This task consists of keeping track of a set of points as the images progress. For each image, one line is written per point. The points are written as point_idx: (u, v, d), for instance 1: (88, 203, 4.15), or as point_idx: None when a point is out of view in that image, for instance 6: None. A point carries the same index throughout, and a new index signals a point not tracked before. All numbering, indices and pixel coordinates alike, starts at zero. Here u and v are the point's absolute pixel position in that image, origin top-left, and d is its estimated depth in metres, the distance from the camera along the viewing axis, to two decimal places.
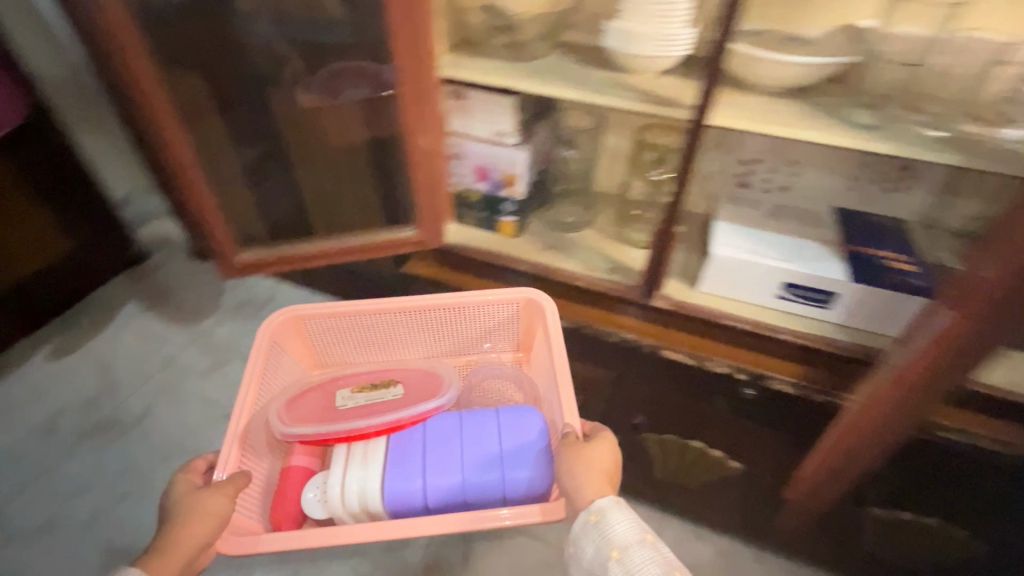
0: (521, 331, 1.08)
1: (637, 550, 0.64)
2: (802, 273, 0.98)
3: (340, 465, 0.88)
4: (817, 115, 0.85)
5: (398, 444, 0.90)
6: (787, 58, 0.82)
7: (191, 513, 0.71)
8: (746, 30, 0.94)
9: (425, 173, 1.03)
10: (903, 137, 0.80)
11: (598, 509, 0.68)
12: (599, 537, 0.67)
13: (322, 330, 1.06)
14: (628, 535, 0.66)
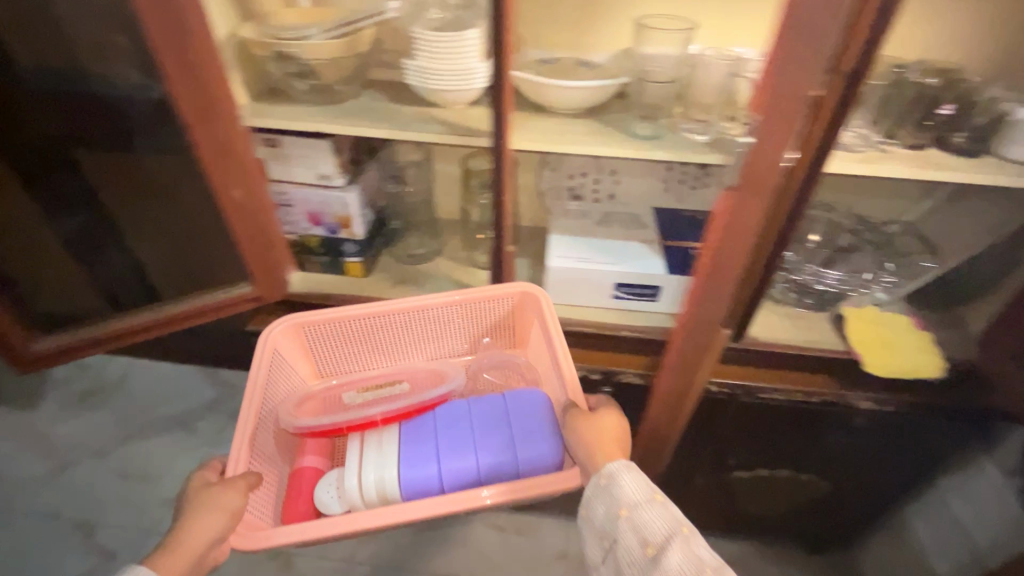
0: (516, 326, 1.09)
1: (646, 509, 0.68)
2: (627, 272, 1.07)
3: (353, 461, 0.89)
4: (605, 131, 0.94)
5: (409, 432, 0.92)
6: (570, 83, 0.92)
7: (208, 510, 0.73)
8: (542, 58, 1.04)
9: (243, 225, 0.99)
10: (677, 143, 0.91)
11: (608, 472, 0.72)
12: (611, 498, 0.70)
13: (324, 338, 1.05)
14: (637, 493, 0.69)
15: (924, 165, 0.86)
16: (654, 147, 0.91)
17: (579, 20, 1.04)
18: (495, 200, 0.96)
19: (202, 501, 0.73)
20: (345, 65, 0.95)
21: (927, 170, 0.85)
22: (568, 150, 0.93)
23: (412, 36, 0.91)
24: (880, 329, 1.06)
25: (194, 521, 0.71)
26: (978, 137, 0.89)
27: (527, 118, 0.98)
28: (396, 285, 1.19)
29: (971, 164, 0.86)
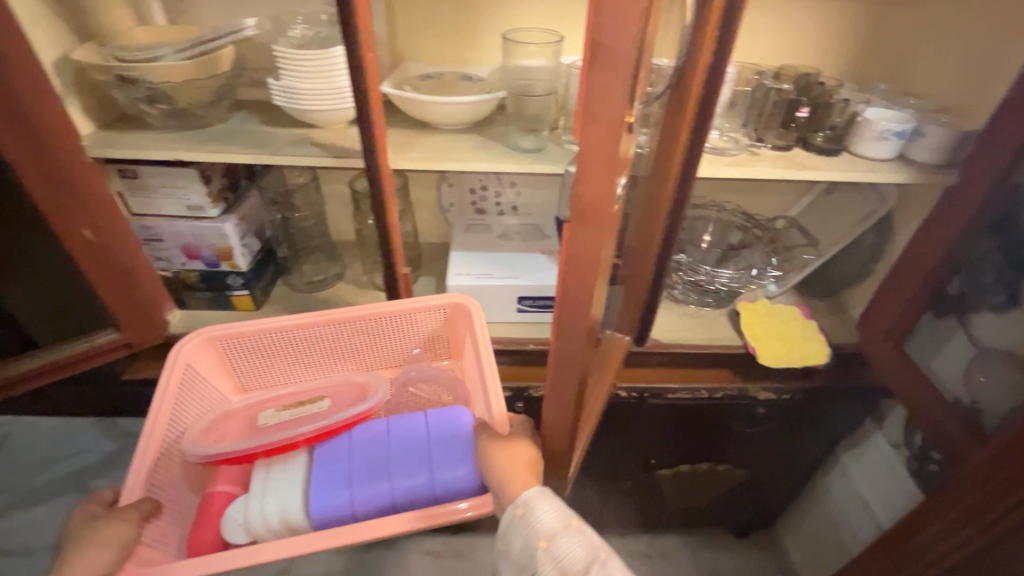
0: (450, 336, 1.03)
1: (562, 537, 0.63)
2: (528, 285, 1.06)
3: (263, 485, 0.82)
4: (487, 146, 0.92)
5: (325, 454, 0.85)
6: (445, 100, 0.89)
7: (91, 544, 0.67)
8: (419, 75, 1.01)
9: (92, 263, 0.88)
10: (559, 155, 0.91)
11: (526, 501, 0.65)
12: (528, 531, 0.64)
13: (245, 351, 0.97)
14: (555, 522, 0.64)
15: (789, 165, 0.90)
16: (536, 160, 0.90)
17: (459, 34, 1.03)
18: (380, 223, 0.91)
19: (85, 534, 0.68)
20: (205, 87, 0.88)
21: (791, 169, 0.89)
22: (446, 168, 0.89)
23: (274, 54, 0.86)
24: (772, 323, 1.10)
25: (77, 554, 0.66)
26: (834, 136, 0.95)
27: (409, 136, 0.95)
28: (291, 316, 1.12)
29: (830, 161, 0.91)
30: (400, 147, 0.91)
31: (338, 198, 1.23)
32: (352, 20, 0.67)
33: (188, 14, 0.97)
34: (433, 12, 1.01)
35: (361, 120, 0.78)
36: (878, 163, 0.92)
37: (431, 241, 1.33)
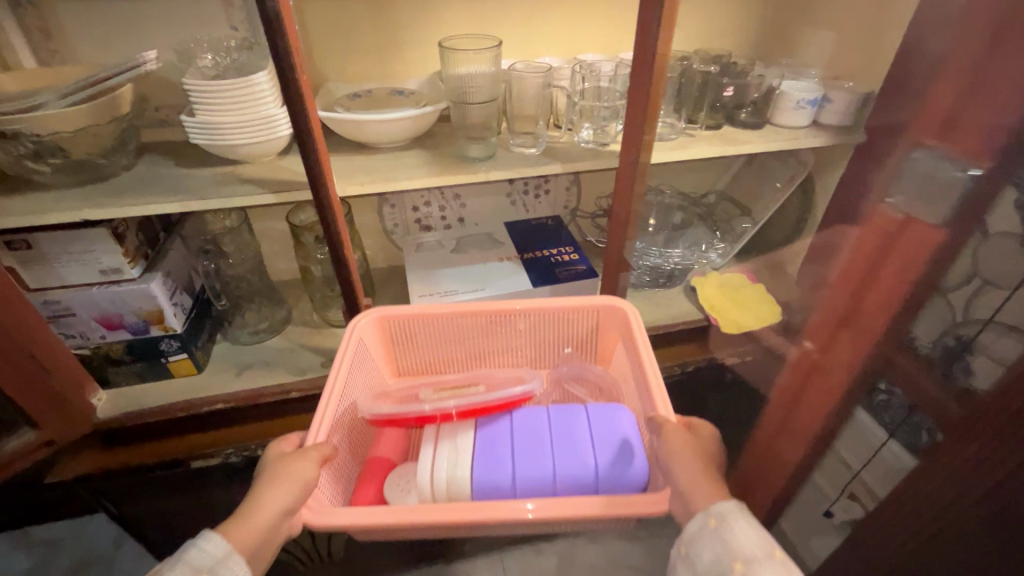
0: (602, 339, 0.98)
1: (763, 566, 0.55)
2: (496, 295, 1.03)
3: (430, 457, 0.80)
4: (436, 160, 0.89)
5: (491, 430, 0.82)
6: (387, 118, 0.85)
7: (275, 476, 0.67)
8: (349, 96, 0.95)
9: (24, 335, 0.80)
10: (513, 159, 0.90)
11: (722, 513, 0.59)
12: (723, 549, 0.58)
13: (409, 335, 0.99)
14: (757, 549, 0.57)
15: (726, 141, 0.95)
16: (492, 168, 0.88)
17: (383, 49, 0.98)
18: (335, 255, 0.85)
19: (270, 468, 0.68)
20: (106, 134, 0.77)
21: (728, 145, 0.94)
22: (399, 189, 0.85)
23: (185, 87, 0.77)
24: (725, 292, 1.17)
25: (263, 486, 0.66)
26: (758, 110, 1.01)
27: (349, 160, 0.89)
28: (242, 372, 1.02)
29: (758, 135, 0.98)
30: (343, 172, 0.85)
31: (274, 236, 1.13)
32: (283, 42, 0.62)
33: (64, 51, 0.85)
34: (352, 28, 0.95)
35: (303, 148, 0.71)
36: (798, 130, 0.99)
37: (378, 266, 1.27)
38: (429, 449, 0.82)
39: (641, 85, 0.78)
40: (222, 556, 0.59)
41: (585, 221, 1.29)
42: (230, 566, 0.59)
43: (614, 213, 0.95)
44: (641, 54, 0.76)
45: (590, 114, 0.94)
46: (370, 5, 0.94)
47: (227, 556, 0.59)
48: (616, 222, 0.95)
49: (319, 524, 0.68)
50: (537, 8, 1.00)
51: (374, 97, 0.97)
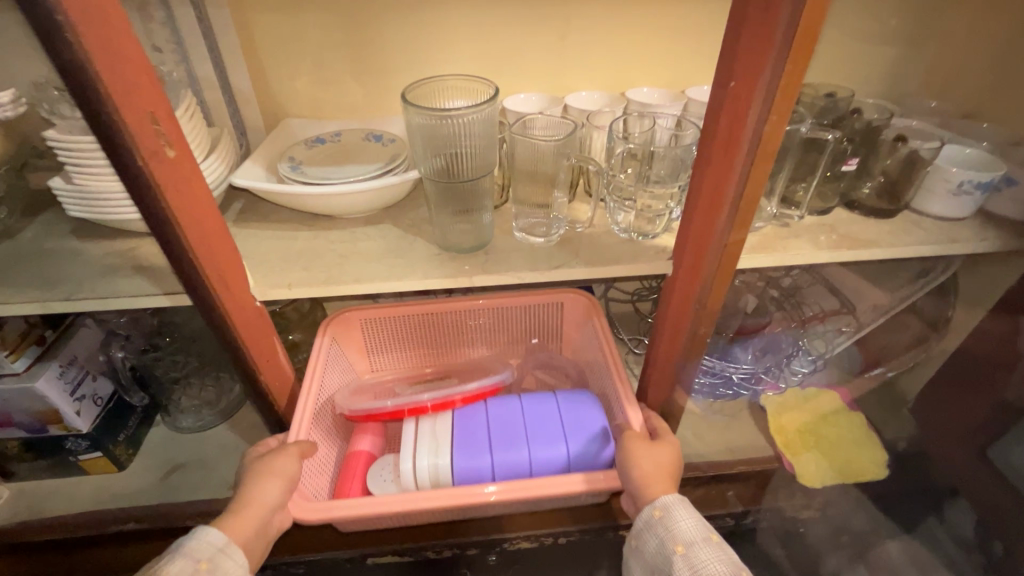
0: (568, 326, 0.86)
1: (702, 550, 0.49)
2: None
3: (409, 442, 0.69)
4: (405, 245, 0.63)
5: (467, 415, 0.72)
6: (341, 193, 0.61)
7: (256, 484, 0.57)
8: (305, 143, 0.71)
9: None
10: (511, 252, 0.62)
11: (666, 502, 0.53)
12: (666, 536, 0.51)
13: (383, 333, 0.84)
14: (697, 530, 0.51)
15: (840, 239, 0.63)
16: (481, 266, 0.60)
17: (361, 80, 0.73)
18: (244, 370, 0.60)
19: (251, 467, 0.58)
20: None
21: (844, 247, 0.62)
22: (342, 293, 0.59)
23: (48, 142, 0.54)
24: (807, 419, 0.86)
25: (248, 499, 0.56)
26: (890, 188, 0.68)
27: (288, 240, 0.64)
28: (169, 476, 0.82)
29: (888, 229, 0.65)
30: (269, 261, 0.61)
31: None
32: (106, 111, 0.37)
33: None
34: (317, 53, 0.71)
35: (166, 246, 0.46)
36: (953, 224, 0.65)
37: None
38: (407, 434, 0.70)
39: (722, 228, 0.45)
40: (216, 546, 0.51)
41: (621, 307, 0.96)
42: (229, 554, 0.50)
43: (650, 359, 0.63)
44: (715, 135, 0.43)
45: (635, 185, 0.63)
46: (338, 21, 0.68)
47: (226, 544, 0.51)
48: (653, 371, 0.63)
49: (305, 518, 0.58)
50: (572, 28, 0.71)
51: (342, 145, 0.72)
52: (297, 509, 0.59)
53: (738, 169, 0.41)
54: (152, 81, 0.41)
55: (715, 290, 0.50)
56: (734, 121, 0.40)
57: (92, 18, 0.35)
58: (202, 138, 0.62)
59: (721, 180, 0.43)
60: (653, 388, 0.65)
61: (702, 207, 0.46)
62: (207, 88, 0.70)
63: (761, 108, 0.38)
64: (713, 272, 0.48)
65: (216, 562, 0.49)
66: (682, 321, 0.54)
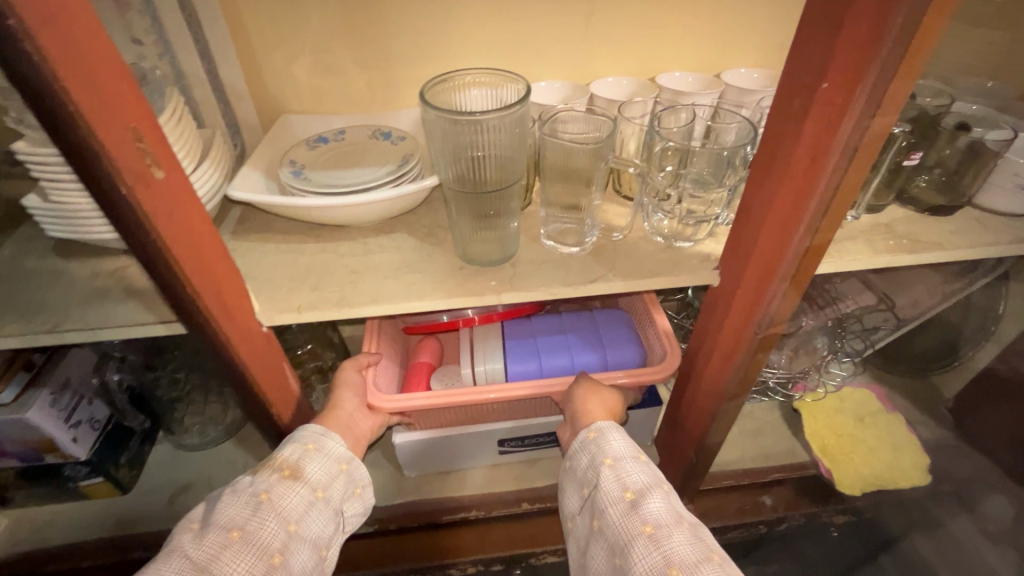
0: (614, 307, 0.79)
1: (631, 463, 0.52)
2: (509, 425, 0.73)
3: (468, 347, 0.69)
4: (424, 257, 0.58)
5: (516, 324, 0.71)
6: (350, 203, 0.55)
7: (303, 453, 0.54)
8: (308, 142, 0.65)
9: None
10: (540, 264, 0.56)
11: (601, 425, 0.55)
12: (596, 450, 0.54)
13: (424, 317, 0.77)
14: (626, 447, 0.53)
15: (898, 242, 0.58)
16: (509, 281, 0.55)
17: (366, 70, 0.66)
18: (249, 400, 0.55)
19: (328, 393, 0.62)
20: None
21: (904, 250, 0.57)
22: (358, 314, 0.54)
23: (17, 157, 0.47)
24: (841, 421, 0.82)
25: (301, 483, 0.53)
26: (947, 182, 0.62)
27: (294, 255, 0.58)
28: (177, 498, 0.78)
29: (949, 228, 0.59)
30: (275, 280, 0.55)
31: None
32: (79, 132, 0.31)
33: None
34: (317, 42, 0.63)
35: (161, 274, 0.41)
36: (1020, 221, 0.60)
37: None
38: (465, 338, 0.71)
39: (796, 250, 0.40)
40: (317, 433, 0.55)
41: None
42: (330, 436, 0.55)
43: (696, 375, 0.59)
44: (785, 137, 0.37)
45: (673, 186, 0.58)
46: (337, 6, 0.61)
47: (324, 429, 0.55)
48: (699, 387, 0.58)
49: (387, 407, 0.63)
50: (599, 8, 0.64)
51: (347, 145, 0.65)
52: (379, 400, 0.63)
53: (820, 188, 0.36)
54: (132, 91, 0.34)
55: (780, 309, 0.45)
56: (819, 135, 0.34)
57: (57, 24, 0.29)
58: (193, 144, 0.55)
59: (797, 199, 0.37)
60: (697, 405, 0.60)
61: (770, 225, 0.41)
62: (195, 84, 0.62)
63: (859, 119, 0.32)
64: (780, 293, 0.43)
65: (321, 442, 0.54)
66: (737, 343, 0.49)
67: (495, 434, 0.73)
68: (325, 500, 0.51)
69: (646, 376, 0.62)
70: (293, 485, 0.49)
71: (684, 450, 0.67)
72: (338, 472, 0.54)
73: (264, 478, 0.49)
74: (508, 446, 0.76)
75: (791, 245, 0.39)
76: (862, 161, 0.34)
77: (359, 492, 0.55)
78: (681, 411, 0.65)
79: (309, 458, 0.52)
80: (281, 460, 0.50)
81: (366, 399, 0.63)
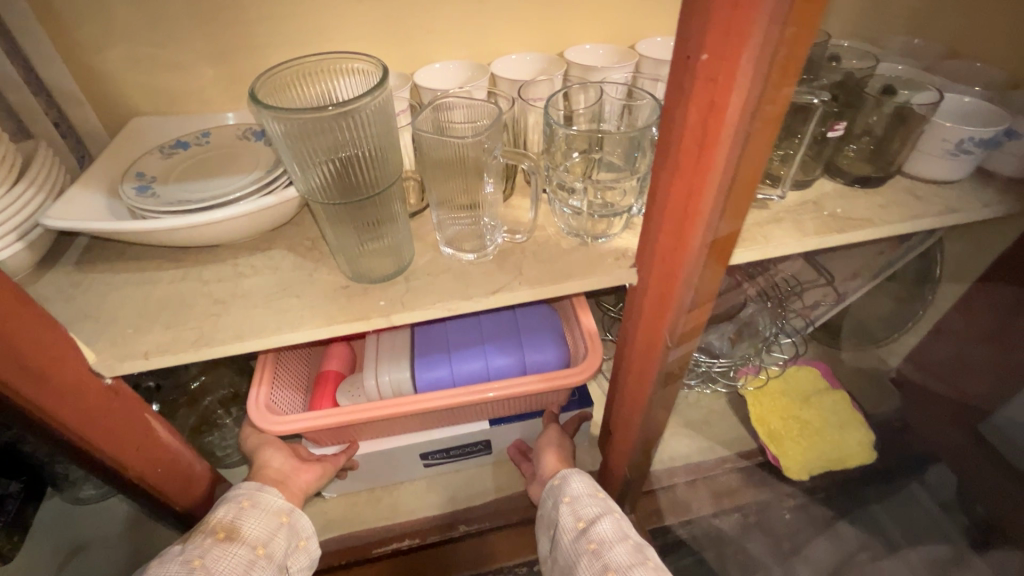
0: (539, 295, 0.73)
1: (590, 500, 0.54)
2: (427, 440, 0.67)
3: (373, 357, 0.63)
4: (303, 277, 0.50)
5: (428, 330, 0.64)
6: (198, 224, 0.46)
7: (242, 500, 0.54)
8: (163, 148, 0.55)
9: None
10: (436, 277, 0.49)
11: (563, 471, 0.58)
12: (558, 492, 0.56)
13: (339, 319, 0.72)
14: (585, 486, 0.56)
15: (827, 220, 0.53)
16: (399, 300, 0.47)
17: (228, 59, 0.56)
18: (96, 467, 0.46)
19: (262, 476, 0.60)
20: None
21: (834, 230, 0.52)
22: (226, 354, 0.45)
23: None
24: (784, 402, 0.80)
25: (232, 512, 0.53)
26: (874, 153, 0.58)
27: (147, 286, 0.49)
28: (69, 564, 0.69)
29: (881, 201, 0.55)
30: (121, 320, 0.46)
31: None
32: None
33: None
34: (156, 27, 0.53)
35: None
36: (951, 188, 0.56)
37: None
38: (371, 348, 0.64)
39: (698, 255, 0.34)
40: (253, 489, 0.53)
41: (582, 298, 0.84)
42: (267, 491, 0.53)
43: (620, 388, 0.53)
44: (674, 132, 0.31)
45: (582, 179, 0.51)
46: None
47: (261, 484, 0.54)
48: (623, 402, 0.53)
49: (276, 430, 0.56)
50: None
51: (210, 150, 0.56)
52: (266, 423, 0.56)
53: (716, 186, 0.30)
54: None
55: (689, 318, 0.40)
56: (708, 115, 0.28)
57: None
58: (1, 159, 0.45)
59: (691, 196, 0.31)
60: (622, 419, 0.55)
61: (668, 227, 0.35)
62: (9, 88, 0.51)
63: (752, 94, 0.26)
64: (689, 300, 0.38)
65: (257, 498, 0.52)
66: (652, 355, 0.44)
67: (417, 448, 0.68)
68: (266, 557, 0.49)
69: (564, 379, 0.58)
70: (228, 548, 0.47)
71: (619, 465, 0.62)
72: (279, 525, 0.52)
73: (197, 544, 0.47)
74: (432, 458, 0.71)
75: (692, 250, 0.34)
76: (758, 147, 0.29)
77: (304, 545, 0.54)
78: (610, 426, 0.60)
79: (246, 517, 0.50)
80: (215, 523, 0.48)
81: (252, 422, 0.55)
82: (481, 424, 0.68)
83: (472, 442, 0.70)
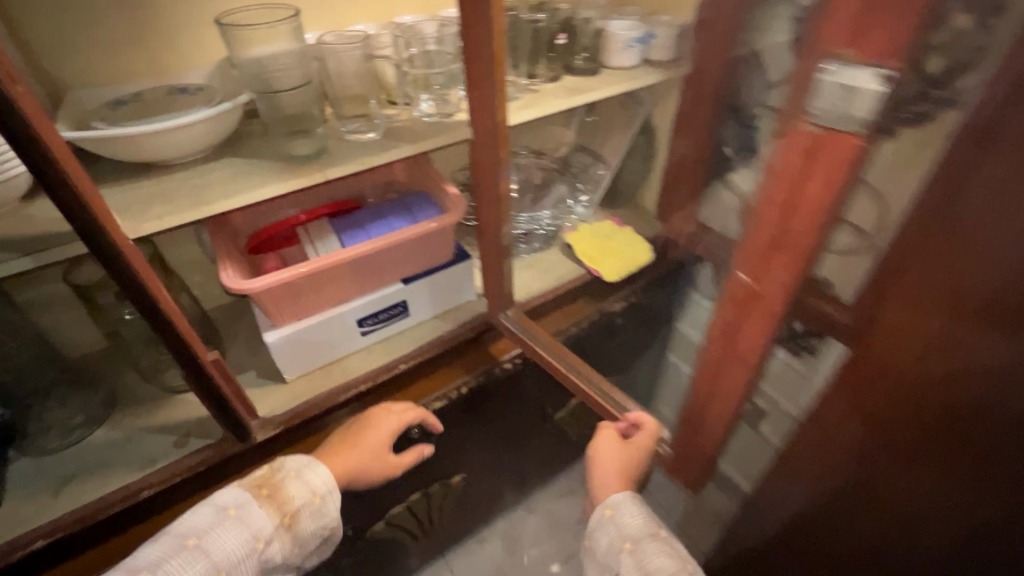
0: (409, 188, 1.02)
1: (649, 544, 0.69)
2: (360, 302, 0.91)
3: (305, 243, 0.86)
4: (255, 165, 0.73)
5: (342, 219, 0.89)
6: (171, 131, 0.65)
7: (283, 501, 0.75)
8: (109, 104, 0.73)
9: None
10: (348, 149, 0.76)
11: (617, 505, 0.74)
12: (617, 531, 0.72)
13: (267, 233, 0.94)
14: (644, 530, 0.71)
15: (570, 91, 0.92)
16: (330, 163, 0.73)
17: (148, 40, 0.77)
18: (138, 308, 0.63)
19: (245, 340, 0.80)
20: None
21: (574, 95, 0.91)
22: (217, 211, 0.66)
23: None
24: (595, 240, 1.19)
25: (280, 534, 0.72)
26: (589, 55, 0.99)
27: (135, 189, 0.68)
28: (65, 488, 0.78)
29: (597, 80, 0.96)
30: (127, 205, 0.64)
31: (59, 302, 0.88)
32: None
33: None
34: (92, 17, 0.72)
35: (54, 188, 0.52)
36: (631, 71, 1.00)
37: (217, 302, 1.06)
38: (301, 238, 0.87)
39: (489, 72, 0.70)
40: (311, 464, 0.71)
41: None
42: (319, 471, 0.71)
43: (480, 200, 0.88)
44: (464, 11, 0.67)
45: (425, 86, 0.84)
46: None
47: (317, 463, 0.71)
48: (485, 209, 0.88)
49: (250, 289, 0.76)
50: None
51: (147, 101, 0.75)
52: (242, 286, 0.76)
53: (484, 29, 0.67)
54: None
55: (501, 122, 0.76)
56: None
57: None
58: None
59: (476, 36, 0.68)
60: (487, 224, 0.90)
61: (472, 63, 0.71)
62: None
63: None
64: (495, 106, 0.74)
65: (308, 473, 0.70)
66: (490, 153, 0.79)
67: (354, 312, 0.91)
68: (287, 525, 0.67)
69: (446, 220, 0.88)
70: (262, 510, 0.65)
71: (495, 269, 0.95)
72: (312, 502, 0.69)
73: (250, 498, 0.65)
74: (367, 325, 0.95)
75: (485, 69, 0.70)
76: (497, 25, 0.67)
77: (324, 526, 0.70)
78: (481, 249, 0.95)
79: (290, 487, 0.68)
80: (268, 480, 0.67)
81: (228, 286, 0.75)
82: (397, 284, 0.94)
83: (393, 304, 0.95)
